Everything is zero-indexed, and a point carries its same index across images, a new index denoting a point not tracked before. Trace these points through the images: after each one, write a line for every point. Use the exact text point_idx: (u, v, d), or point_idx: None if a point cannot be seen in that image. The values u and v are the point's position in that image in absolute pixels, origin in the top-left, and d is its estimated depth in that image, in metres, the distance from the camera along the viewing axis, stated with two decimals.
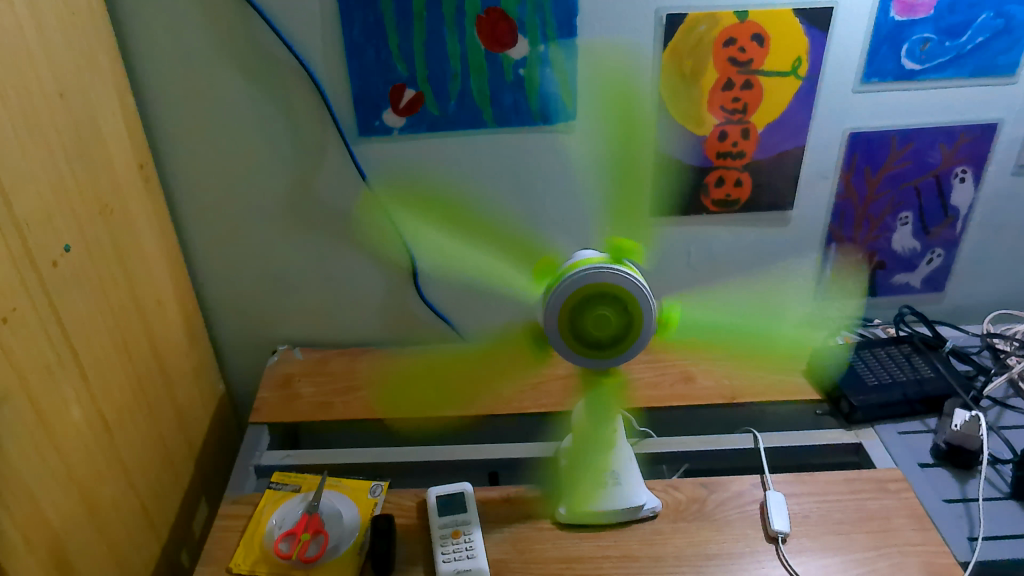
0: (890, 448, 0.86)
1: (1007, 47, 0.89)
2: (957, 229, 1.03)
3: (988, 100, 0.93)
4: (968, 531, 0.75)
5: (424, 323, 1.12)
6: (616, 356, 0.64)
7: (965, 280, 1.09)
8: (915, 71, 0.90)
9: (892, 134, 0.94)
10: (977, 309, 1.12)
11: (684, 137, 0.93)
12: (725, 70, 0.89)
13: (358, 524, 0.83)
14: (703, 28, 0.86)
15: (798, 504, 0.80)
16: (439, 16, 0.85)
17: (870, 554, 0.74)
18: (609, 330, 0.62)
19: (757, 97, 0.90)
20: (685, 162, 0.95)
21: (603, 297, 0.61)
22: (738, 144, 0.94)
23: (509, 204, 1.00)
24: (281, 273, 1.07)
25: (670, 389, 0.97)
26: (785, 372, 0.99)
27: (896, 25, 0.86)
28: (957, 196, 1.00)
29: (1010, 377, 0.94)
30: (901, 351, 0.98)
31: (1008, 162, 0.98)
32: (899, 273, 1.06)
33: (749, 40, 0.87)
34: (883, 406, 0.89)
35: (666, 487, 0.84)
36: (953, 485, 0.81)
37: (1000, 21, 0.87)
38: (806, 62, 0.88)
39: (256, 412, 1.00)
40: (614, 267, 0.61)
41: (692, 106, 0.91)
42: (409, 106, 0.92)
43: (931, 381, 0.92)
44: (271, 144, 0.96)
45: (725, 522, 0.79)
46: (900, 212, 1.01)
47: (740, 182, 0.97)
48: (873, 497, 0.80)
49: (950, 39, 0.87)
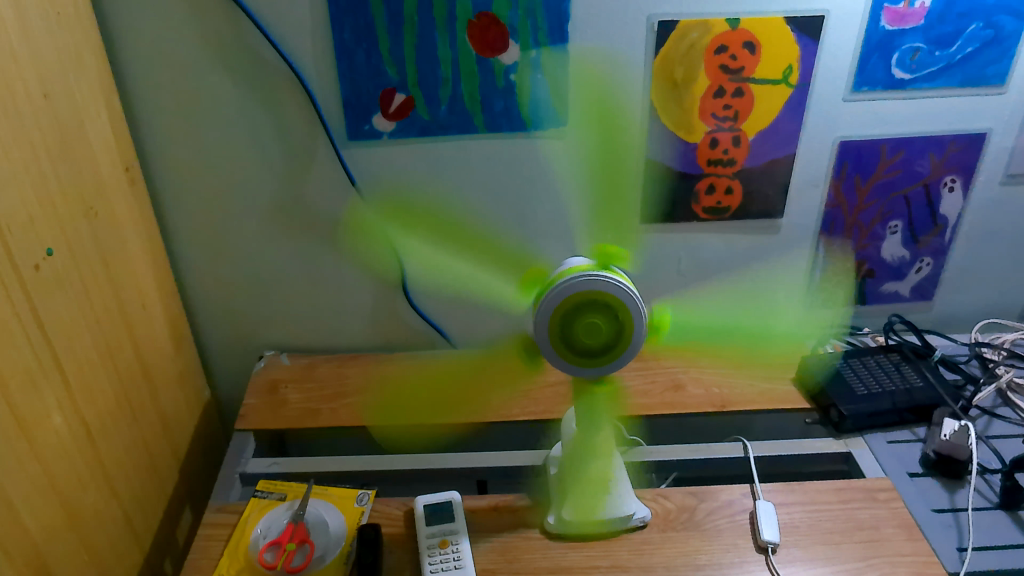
0: (879, 458, 0.86)
1: (996, 58, 0.89)
2: (946, 238, 1.03)
3: (977, 110, 0.93)
4: (958, 541, 0.75)
5: (413, 329, 1.11)
6: (608, 364, 0.63)
7: (954, 288, 1.09)
8: (904, 81, 0.90)
9: (883, 143, 0.94)
10: (965, 317, 1.12)
11: (675, 144, 0.93)
12: (717, 78, 0.88)
13: (344, 533, 0.82)
14: (695, 36, 0.86)
15: (788, 514, 0.79)
16: (430, 21, 0.85)
17: (861, 563, 0.73)
18: (600, 339, 0.62)
19: (748, 105, 0.90)
20: (675, 169, 0.95)
21: (594, 305, 0.61)
22: (728, 151, 0.93)
23: (497, 212, 1.00)
24: (268, 278, 1.06)
25: (660, 397, 0.96)
26: (775, 380, 0.99)
27: (886, 35, 0.86)
28: (946, 205, 1.00)
29: (998, 386, 0.94)
30: (890, 359, 0.97)
31: (996, 173, 0.98)
32: (888, 282, 1.06)
33: (741, 48, 0.86)
34: (873, 415, 0.89)
35: (655, 497, 0.83)
36: (942, 496, 0.80)
37: (990, 31, 0.87)
38: (798, 71, 0.88)
39: (242, 418, 0.99)
40: (604, 275, 0.60)
41: (683, 113, 0.91)
42: (399, 110, 0.91)
43: (920, 390, 0.91)
44: (259, 147, 0.95)
45: (714, 532, 0.78)
46: (890, 221, 1.01)
47: (730, 190, 0.97)
48: (862, 507, 0.79)
49: (940, 49, 0.87)
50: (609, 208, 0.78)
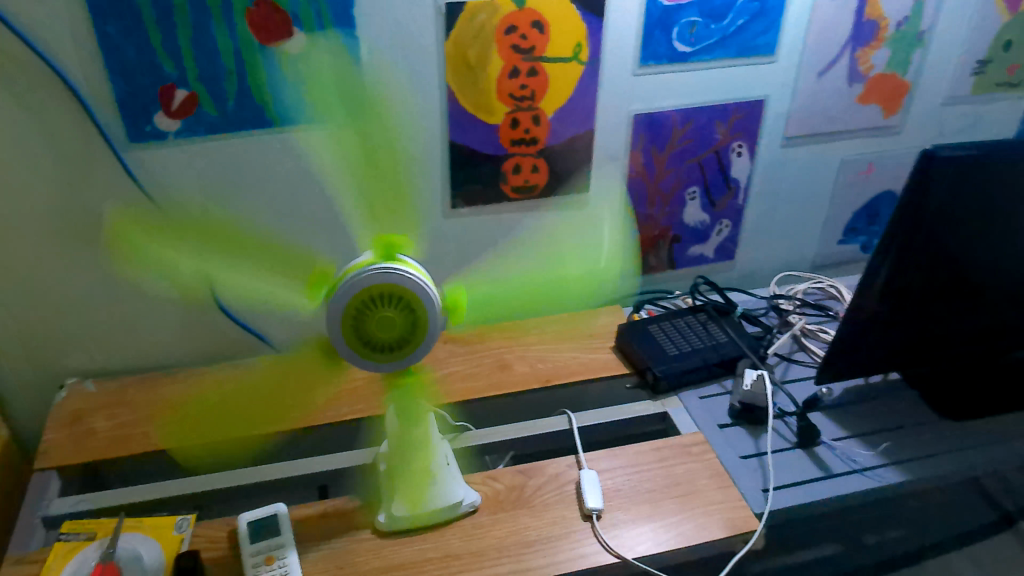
0: (691, 412, 0.91)
1: (765, 28, 0.95)
2: (739, 200, 1.10)
3: (753, 79, 0.99)
4: (762, 484, 0.80)
5: (231, 337, 1.05)
6: (409, 355, 0.62)
7: (752, 245, 1.16)
8: (685, 54, 0.94)
9: (673, 113, 0.99)
10: (766, 271, 1.20)
11: (478, 127, 0.93)
12: (510, 58, 0.89)
13: (162, 565, 0.77)
14: (483, 17, 0.85)
15: (611, 479, 0.82)
16: (203, 9, 0.79)
17: (679, 517, 0.77)
18: (396, 332, 0.60)
19: (543, 84, 0.91)
20: (481, 152, 0.95)
21: (386, 298, 0.59)
22: (530, 130, 0.95)
23: (294, 210, 0.95)
24: (58, 300, 0.96)
25: (486, 379, 0.96)
26: (597, 350, 1.02)
27: (664, 10, 0.90)
28: (736, 169, 1.06)
29: (793, 334, 1.01)
30: (698, 319, 1.02)
31: (777, 136, 1.05)
32: (693, 245, 1.12)
33: (530, 28, 0.87)
34: (685, 373, 0.94)
35: (485, 480, 0.83)
36: (748, 443, 0.85)
37: (757, 4, 0.92)
38: (586, 48, 0.90)
39: (41, 456, 0.90)
40: (395, 268, 0.59)
41: (481, 95, 0.91)
42: (182, 108, 0.85)
43: (725, 345, 0.97)
44: (27, 157, 0.85)
45: (543, 507, 0.79)
46: (687, 187, 1.06)
47: (536, 169, 0.98)
48: (679, 462, 0.83)
49: (714, 22, 0.92)
50: (382, 203, 0.69)
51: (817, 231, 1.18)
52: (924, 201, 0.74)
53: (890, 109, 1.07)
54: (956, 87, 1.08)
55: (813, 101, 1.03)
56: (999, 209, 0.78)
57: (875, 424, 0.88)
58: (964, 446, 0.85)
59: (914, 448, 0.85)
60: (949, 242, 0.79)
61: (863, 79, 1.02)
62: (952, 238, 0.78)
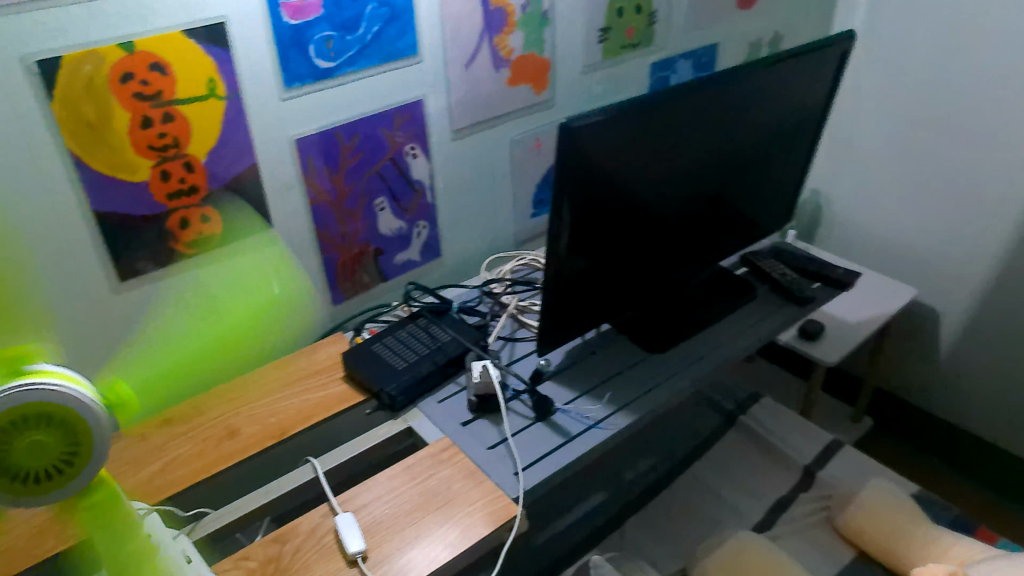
0: (433, 418, 0.91)
1: (400, 32, 0.95)
2: (428, 200, 1.11)
3: (405, 81, 0.99)
4: (512, 468, 0.82)
5: None
6: (65, 485, 0.54)
7: (453, 237, 1.18)
8: (330, 70, 0.91)
9: (337, 130, 0.95)
10: (475, 259, 1.23)
11: (123, 190, 0.81)
12: (136, 108, 0.77)
13: None
14: (89, 67, 0.73)
15: (373, 512, 0.77)
16: None
17: (444, 527, 0.75)
18: (45, 456, 0.52)
19: (185, 128, 0.82)
20: (134, 215, 0.83)
21: (27, 421, 0.51)
22: (186, 179, 0.84)
23: None
24: None
25: (212, 454, 0.85)
26: (325, 385, 0.96)
27: (294, 29, 0.86)
28: (416, 170, 1.07)
29: (510, 314, 1.06)
30: (419, 325, 1.02)
31: (445, 131, 1.07)
32: (398, 253, 1.11)
33: (149, 70, 0.77)
34: (418, 383, 0.94)
35: (235, 563, 0.72)
36: (492, 432, 0.87)
37: (386, 9, 0.92)
38: (221, 82, 0.83)
39: None
40: (40, 383, 0.51)
41: (115, 153, 0.78)
42: None
43: (450, 345, 0.98)
44: None
45: (305, 569, 0.71)
46: (374, 199, 1.04)
47: (206, 218, 0.89)
48: (431, 474, 0.81)
49: (349, 33, 0.90)
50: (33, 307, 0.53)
51: (509, 211, 1.23)
52: (571, 151, 0.76)
53: (539, 86, 1.14)
54: (588, 57, 1.18)
55: (467, 91, 1.06)
56: (634, 148, 0.83)
57: (597, 378, 0.95)
58: (671, 372, 0.95)
59: (632, 389, 0.93)
60: (599, 185, 0.82)
61: (507, 63, 1.08)
62: (602, 179, 0.82)
